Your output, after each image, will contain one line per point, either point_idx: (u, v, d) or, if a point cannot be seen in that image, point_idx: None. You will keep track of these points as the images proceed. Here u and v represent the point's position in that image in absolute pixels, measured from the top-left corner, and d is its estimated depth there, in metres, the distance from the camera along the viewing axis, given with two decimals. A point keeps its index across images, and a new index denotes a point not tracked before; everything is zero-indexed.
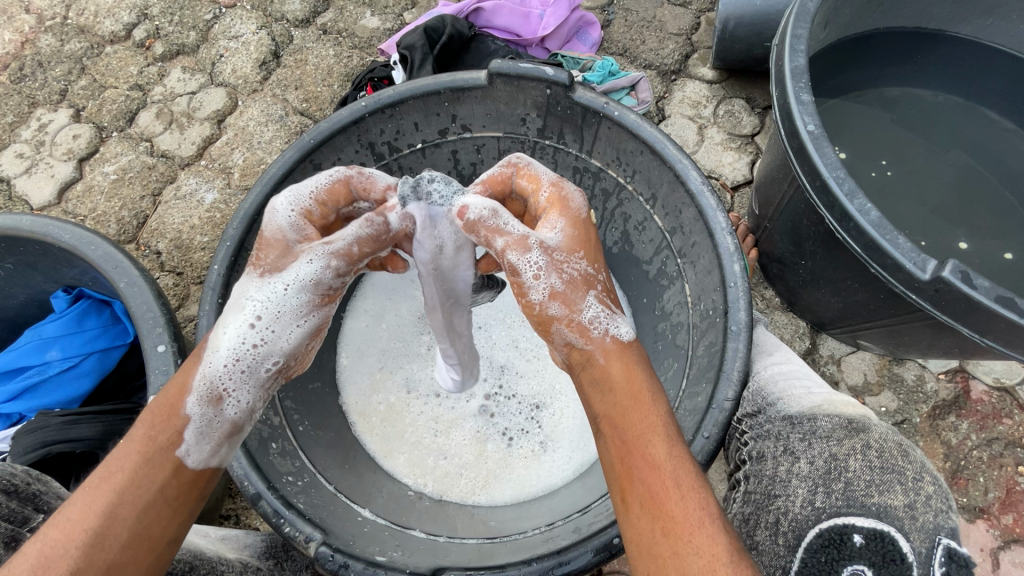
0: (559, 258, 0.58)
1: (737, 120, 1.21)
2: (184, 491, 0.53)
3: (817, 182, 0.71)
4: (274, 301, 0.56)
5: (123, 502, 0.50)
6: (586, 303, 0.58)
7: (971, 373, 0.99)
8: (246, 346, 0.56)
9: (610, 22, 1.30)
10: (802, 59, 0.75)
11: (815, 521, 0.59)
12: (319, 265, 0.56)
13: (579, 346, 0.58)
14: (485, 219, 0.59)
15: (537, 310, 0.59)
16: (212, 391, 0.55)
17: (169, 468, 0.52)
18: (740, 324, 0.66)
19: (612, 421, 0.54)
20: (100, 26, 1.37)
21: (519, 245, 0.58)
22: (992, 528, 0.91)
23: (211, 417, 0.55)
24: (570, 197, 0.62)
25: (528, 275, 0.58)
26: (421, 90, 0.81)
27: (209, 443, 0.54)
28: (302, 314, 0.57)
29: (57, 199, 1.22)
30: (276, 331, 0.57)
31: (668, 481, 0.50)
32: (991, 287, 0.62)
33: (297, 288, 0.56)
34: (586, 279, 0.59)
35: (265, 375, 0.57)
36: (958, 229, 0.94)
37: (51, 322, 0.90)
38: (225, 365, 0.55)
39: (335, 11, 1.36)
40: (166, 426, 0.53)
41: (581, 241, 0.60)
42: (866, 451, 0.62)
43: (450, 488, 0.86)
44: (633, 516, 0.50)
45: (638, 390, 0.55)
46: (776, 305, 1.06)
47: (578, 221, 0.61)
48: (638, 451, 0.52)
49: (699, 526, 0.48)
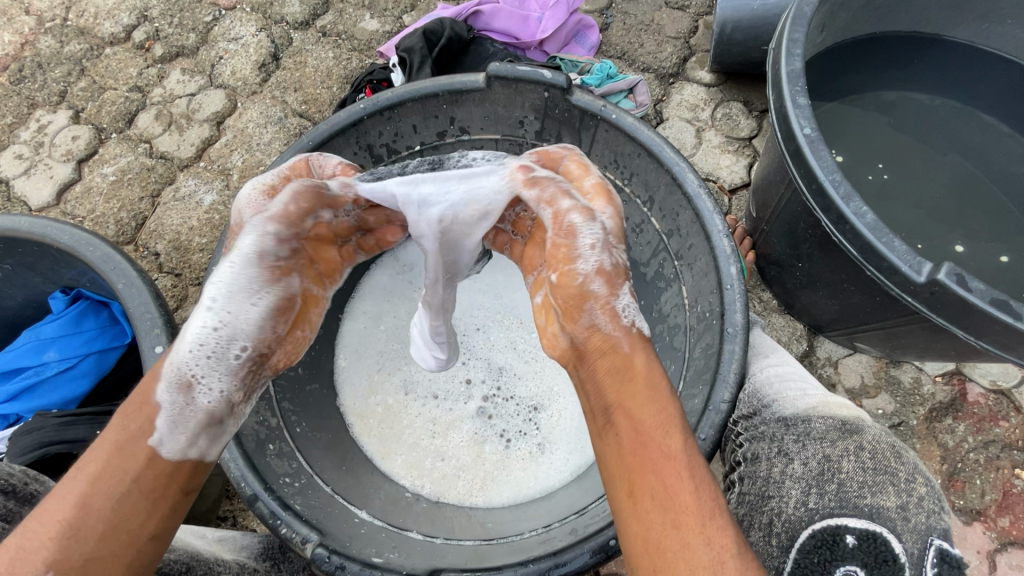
0: (612, 242, 0.59)
1: (735, 122, 1.21)
2: (160, 484, 0.50)
3: (813, 185, 0.71)
4: (223, 279, 0.53)
5: (97, 493, 0.48)
6: (622, 290, 0.58)
7: (967, 376, 1.00)
8: (207, 330, 0.52)
9: (609, 25, 1.30)
10: (799, 62, 0.75)
11: (808, 522, 0.60)
12: (256, 236, 0.54)
13: (606, 331, 0.56)
14: (555, 182, 0.61)
15: (579, 283, 0.57)
16: (181, 377, 0.52)
17: (142, 458, 0.50)
18: (737, 326, 0.66)
19: (624, 410, 0.53)
20: (100, 28, 1.37)
21: (586, 211, 0.59)
22: (989, 530, 0.91)
23: (181, 405, 0.52)
24: (617, 193, 0.64)
25: (585, 241, 0.57)
26: (419, 92, 0.81)
27: (182, 432, 0.51)
28: (256, 288, 0.54)
29: (56, 200, 1.23)
30: (234, 313, 0.53)
31: (679, 473, 0.49)
32: (986, 289, 0.62)
33: (242, 264, 0.54)
34: (625, 269, 0.59)
35: (236, 364, 0.54)
36: (955, 232, 0.94)
37: (49, 323, 0.90)
38: (189, 351, 0.52)
39: (335, 14, 1.37)
40: (138, 414, 0.51)
41: (626, 234, 0.61)
42: (859, 452, 0.62)
43: (448, 490, 0.86)
44: (641, 509, 0.49)
45: (648, 378, 0.54)
46: (773, 307, 1.07)
47: (626, 214, 0.62)
48: (648, 442, 0.51)
49: (710, 519, 0.48)
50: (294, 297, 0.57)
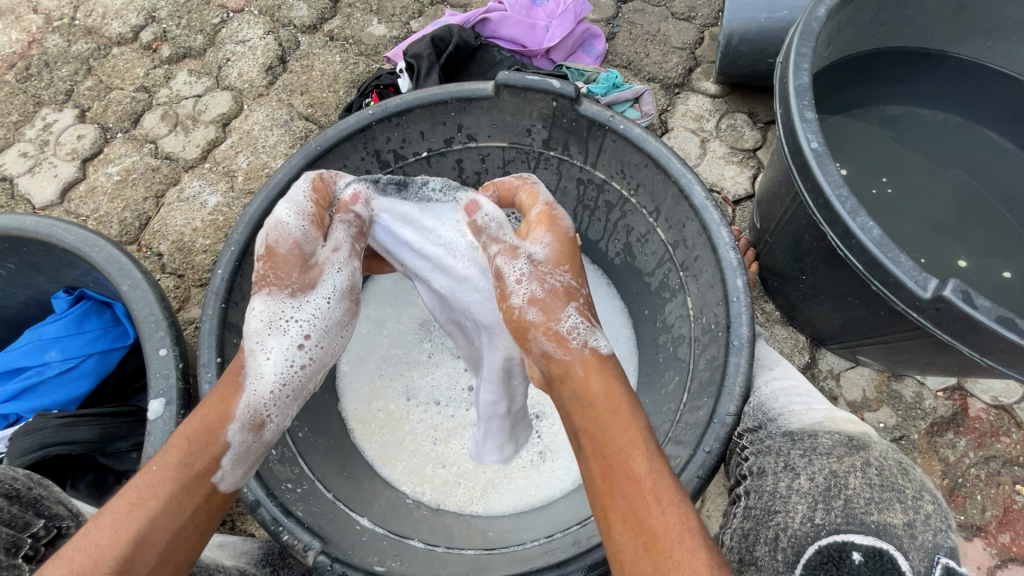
0: (544, 270, 0.63)
1: (740, 134, 1.22)
2: (210, 515, 0.57)
3: (820, 200, 0.72)
4: (325, 317, 0.64)
5: (157, 528, 0.53)
6: (565, 313, 0.61)
7: (968, 391, 1.00)
8: (291, 367, 0.63)
9: (615, 35, 1.31)
10: (806, 77, 0.76)
11: (814, 538, 0.58)
12: (348, 272, 0.66)
13: (557, 356, 0.60)
14: (490, 228, 0.69)
15: (516, 314, 0.62)
16: (255, 418, 0.60)
17: (203, 494, 0.56)
18: (743, 339, 0.66)
19: (592, 437, 0.55)
20: (108, 28, 1.38)
21: (509, 253, 0.65)
22: (990, 547, 0.91)
23: (248, 443, 0.60)
24: (559, 218, 0.68)
25: (511, 279, 0.63)
26: (428, 99, 0.82)
27: (244, 468, 0.60)
28: (343, 325, 0.66)
29: (60, 199, 1.23)
30: (323, 348, 0.65)
31: (648, 496, 0.51)
32: (991, 307, 0.62)
33: (336, 298, 0.65)
34: (568, 291, 0.62)
35: (302, 396, 0.65)
36: (958, 247, 0.94)
37: (52, 323, 0.90)
38: (270, 392, 0.61)
39: (342, 19, 1.37)
40: (204, 451, 0.57)
41: (566, 255, 0.64)
42: (866, 469, 0.62)
43: (448, 496, 0.86)
44: (615, 531, 0.51)
45: (618, 404, 0.56)
46: (776, 319, 1.07)
47: (565, 237, 0.66)
48: (619, 467, 0.53)
49: (679, 541, 0.49)
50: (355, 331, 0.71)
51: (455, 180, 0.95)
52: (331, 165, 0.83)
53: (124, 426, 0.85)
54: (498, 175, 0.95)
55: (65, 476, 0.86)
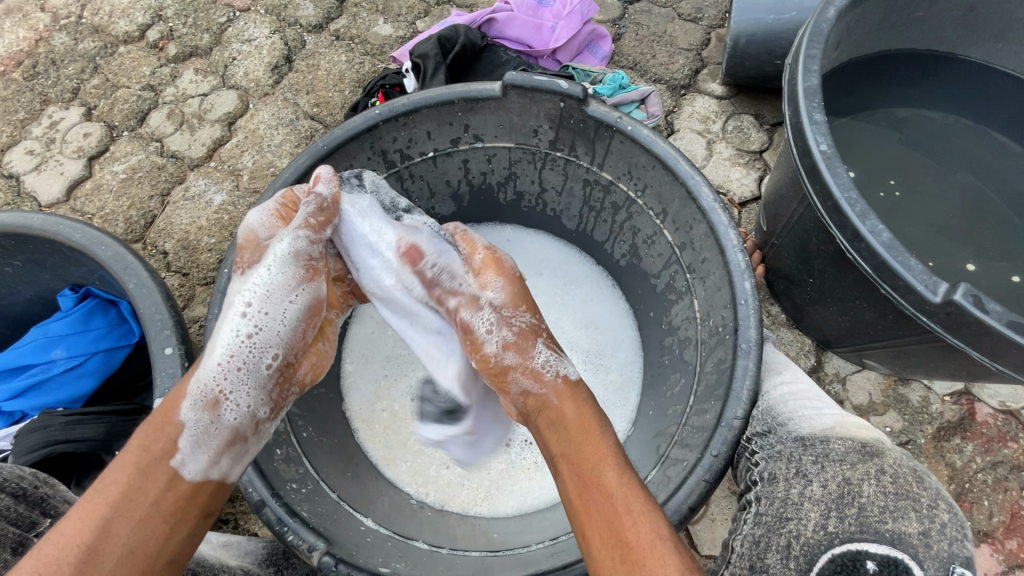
0: (507, 312, 0.66)
1: (746, 135, 1.21)
2: (179, 505, 0.52)
3: (829, 203, 0.71)
4: (264, 282, 0.61)
5: (118, 516, 0.49)
6: (537, 351, 0.65)
7: (976, 396, 0.99)
8: (240, 339, 0.59)
9: (621, 36, 1.31)
10: (816, 79, 0.75)
11: (827, 546, 0.58)
12: (291, 240, 0.64)
13: (534, 392, 0.63)
14: (440, 278, 0.68)
15: (493, 361, 0.65)
16: (207, 394, 0.57)
17: (164, 479, 0.52)
18: (750, 342, 0.66)
19: (569, 459, 0.56)
20: (114, 26, 1.38)
21: (471, 303, 0.66)
22: (996, 553, 0.91)
23: (206, 423, 0.56)
24: (502, 260, 0.70)
25: (481, 329, 0.65)
26: (435, 99, 0.81)
27: (204, 452, 0.55)
28: (292, 289, 0.62)
29: (65, 197, 1.23)
30: (270, 314, 0.60)
31: (621, 508, 0.52)
32: (1002, 312, 0.61)
33: (279, 263, 0.62)
34: (533, 329, 0.66)
35: (266, 373, 0.60)
36: (965, 250, 0.94)
37: (58, 320, 0.90)
38: (220, 366, 0.58)
39: (348, 18, 1.37)
40: (161, 432, 0.54)
41: (521, 296, 0.67)
42: (880, 476, 0.61)
43: (452, 497, 0.86)
44: (593, 548, 0.51)
45: (589, 425, 0.59)
46: (782, 322, 1.07)
47: (512, 279, 0.68)
48: (593, 481, 0.54)
49: (652, 549, 0.49)
50: (321, 301, 0.65)
51: (461, 181, 0.95)
52: (338, 165, 0.83)
53: (128, 425, 0.85)
54: (504, 176, 0.95)
55: (69, 473, 0.86)
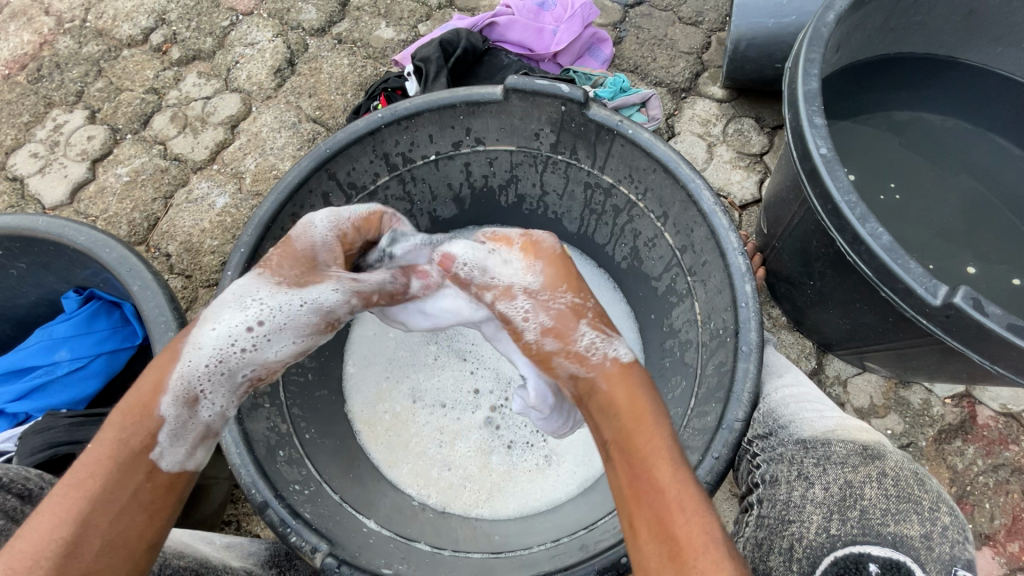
0: (545, 297, 0.68)
1: (746, 138, 1.22)
2: (158, 494, 0.54)
3: (828, 206, 0.72)
4: (284, 313, 0.61)
5: (96, 509, 0.50)
6: (579, 332, 0.66)
7: (977, 399, 0.99)
8: (236, 350, 0.59)
9: (622, 39, 1.31)
10: (815, 82, 0.76)
11: (829, 549, 0.59)
12: (341, 295, 0.64)
13: (582, 375, 0.64)
14: (474, 277, 0.71)
15: (535, 347, 0.68)
16: (190, 391, 0.57)
17: (142, 472, 0.53)
18: (751, 345, 0.66)
19: (621, 446, 0.56)
20: (118, 30, 1.39)
21: (506, 294, 0.69)
22: (998, 556, 0.91)
23: (184, 418, 0.57)
24: (540, 242, 0.72)
25: (517, 318, 0.68)
26: (436, 103, 0.82)
27: (182, 445, 0.56)
28: (301, 333, 0.62)
29: (69, 199, 1.23)
30: (271, 341, 0.60)
31: (673, 504, 0.50)
32: (1002, 314, 0.62)
33: (309, 307, 0.62)
34: (575, 309, 0.67)
35: (240, 383, 0.60)
36: (966, 253, 0.94)
37: (62, 322, 0.91)
38: (207, 366, 0.57)
39: (350, 22, 1.38)
40: (138, 426, 0.54)
41: (560, 277, 0.69)
42: (881, 479, 0.62)
43: (453, 499, 0.86)
44: (640, 540, 0.50)
45: (642, 412, 0.58)
46: (782, 324, 1.07)
47: (553, 258, 0.70)
48: (644, 474, 0.53)
49: (703, 550, 0.47)
50: (313, 348, 0.64)
51: (463, 184, 0.96)
52: (340, 168, 0.83)
53: None
54: (506, 178, 0.95)
55: None
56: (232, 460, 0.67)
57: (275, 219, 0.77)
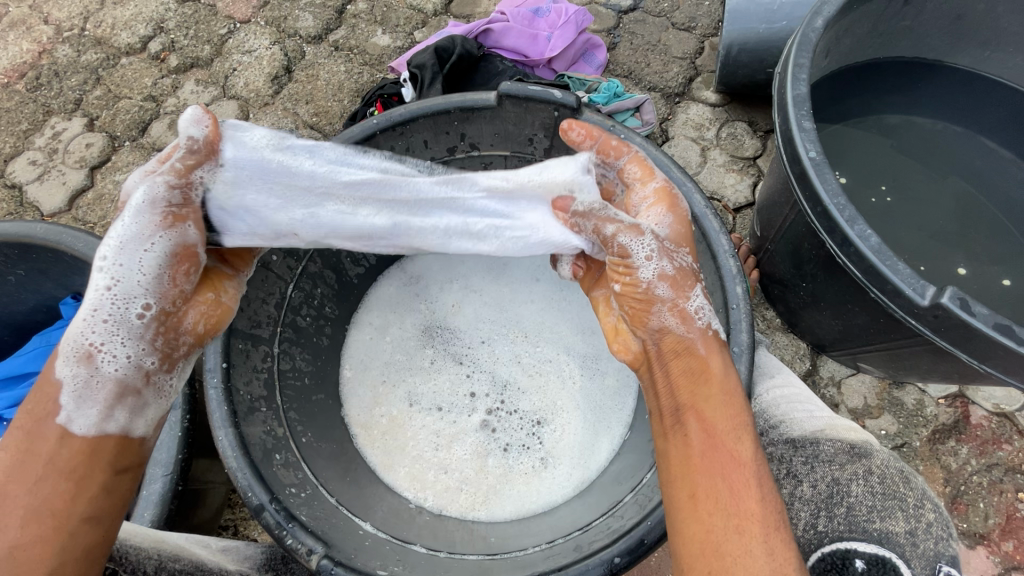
0: (670, 247, 0.60)
1: (739, 142, 1.23)
2: (78, 460, 0.51)
3: (818, 208, 0.72)
4: (116, 233, 0.54)
5: (10, 480, 0.49)
6: (694, 293, 0.60)
7: (970, 399, 1.00)
8: (103, 293, 0.54)
9: (616, 45, 1.33)
10: (804, 87, 0.76)
11: (817, 545, 0.60)
12: (145, 187, 0.55)
13: (678, 333, 0.58)
14: (595, 209, 0.62)
15: (644, 289, 0.59)
16: (80, 347, 0.53)
17: (53, 438, 0.51)
18: (742, 346, 0.67)
19: (700, 414, 0.54)
20: (117, 38, 1.40)
21: (633, 229, 0.59)
22: (992, 555, 0.91)
23: (86, 377, 0.53)
24: (678, 198, 0.64)
25: (640, 256, 0.59)
26: (431, 109, 0.83)
27: (92, 406, 0.52)
28: (146, 240, 0.54)
29: (68, 206, 1.24)
30: (124, 264, 0.54)
31: (751, 480, 0.51)
32: (989, 315, 0.62)
33: (128, 213, 0.54)
34: (691, 273, 0.60)
35: (136, 323, 0.54)
36: (957, 254, 0.95)
37: (59, 328, 0.91)
38: (87, 321, 0.53)
39: (347, 29, 1.39)
40: (41, 394, 0.52)
41: (686, 238, 0.62)
42: (868, 477, 0.63)
43: (450, 502, 0.86)
44: (704, 511, 0.51)
45: (730, 387, 0.56)
46: (776, 326, 1.08)
47: (685, 221, 0.63)
48: (725, 446, 0.52)
49: (774, 528, 0.49)
50: (192, 247, 0.57)
51: None
52: None
53: None
54: None
55: None
56: (228, 463, 0.68)
57: None
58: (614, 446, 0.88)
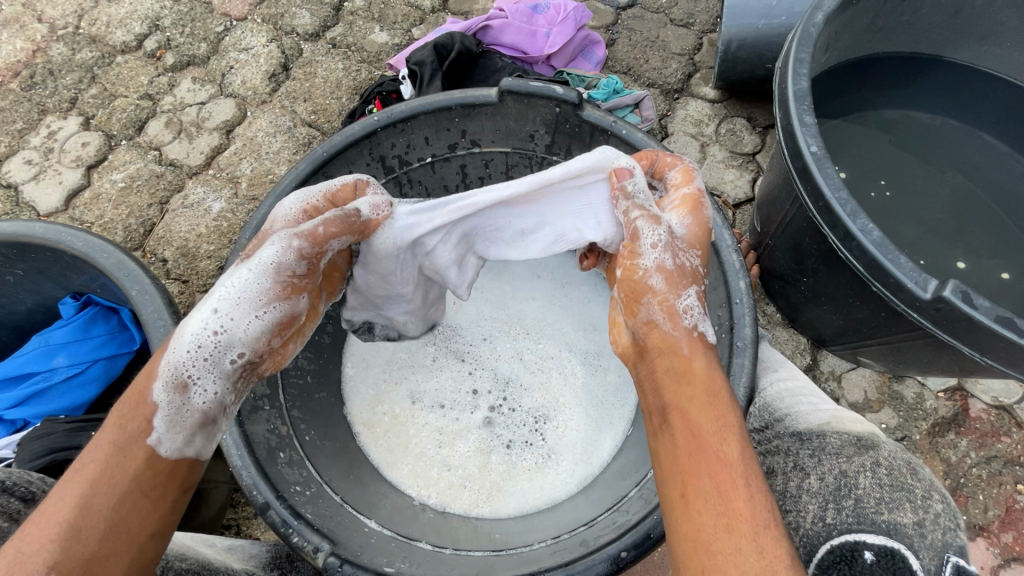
0: (681, 246, 0.61)
1: (739, 138, 1.23)
2: (158, 479, 0.52)
3: (820, 203, 0.73)
4: (238, 286, 0.57)
5: (97, 492, 0.49)
6: (686, 292, 0.59)
7: (969, 392, 1.01)
8: (208, 333, 0.56)
9: (614, 41, 1.33)
10: (806, 82, 0.77)
11: (826, 537, 0.60)
12: (280, 249, 0.58)
13: (664, 328, 0.59)
14: (626, 194, 0.66)
15: (638, 274, 0.61)
16: (177, 377, 0.54)
17: (141, 457, 0.51)
18: (746, 340, 0.67)
19: (684, 413, 0.54)
20: (112, 36, 1.39)
21: (651, 218, 0.62)
22: (992, 546, 0.92)
23: (179, 405, 0.54)
24: (705, 205, 0.65)
25: (646, 242, 0.61)
26: (432, 106, 0.83)
27: (179, 432, 0.54)
28: (263, 305, 0.57)
29: (65, 206, 1.23)
30: (237, 318, 0.56)
31: (738, 480, 0.50)
32: (991, 307, 0.63)
33: (259, 272, 0.58)
34: (693, 273, 0.61)
35: (230, 366, 0.57)
36: (957, 248, 0.95)
37: (59, 328, 0.90)
38: (188, 352, 0.55)
39: (344, 26, 1.39)
40: (135, 413, 0.53)
41: (701, 241, 0.63)
42: (875, 468, 0.63)
43: (454, 499, 0.86)
44: (694, 510, 0.50)
45: (715, 388, 0.55)
46: (777, 321, 1.08)
47: (704, 224, 0.64)
48: (710, 446, 0.51)
49: (765, 528, 0.48)
50: (297, 318, 0.60)
51: (458, 185, 0.97)
52: (337, 171, 0.83)
53: None
54: (501, 180, 0.96)
55: None
56: (233, 462, 0.67)
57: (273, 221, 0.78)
58: (617, 442, 0.88)
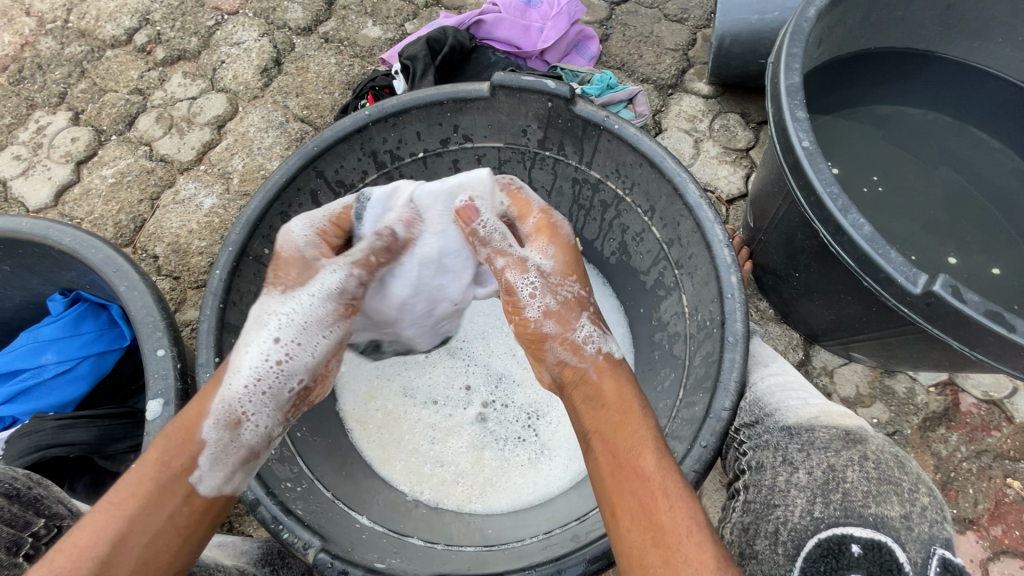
0: (554, 281, 0.65)
1: (733, 134, 1.23)
2: (194, 519, 0.53)
3: (812, 198, 0.73)
4: (301, 312, 0.61)
5: (134, 529, 0.50)
6: (580, 322, 0.64)
7: (960, 386, 1.01)
8: (266, 364, 0.59)
9: (608, 36, 1.32)
10: (798, 76, 0.77)
11: (814, 531, 0.60)
12: (343, 274, 0.64)
13: (572, 364, 0.62)
14: (493, 239, 0.68)
15: (532, 327, 0.64)
16: (230, 413, 0.57)
17: (181, 494, 0.53)
18: (737, 335, 0.67)
19: (603, 437, 0.56)
20: (101, 30, 1.38)
21: (518, 264, 0.65)
22: (981, 540, 0.92)
23: (225, 442, 0.56)
24: (557, 225, 0.69)
25: (524, 292, 0.64)
26: (423, 100, 0.82)
27: (221, 469, 0.56)
28: (326, 326, 0.62)
29: (54, 201, 1.22)
30: (300, 343, 0.60)
31: (656, 491, 0.52)
32: (980, 302, 0.63)
33: (321, 297, 0.62)
34: (579, 301, 0.65)
35: (285, 396, 0.60)
36: (947, 244, 0.96)
37: (48, 324, 0.90)
38: (244, 387, 0.58)
39: (337, 21, 1.38)
40: (180, 448, 0.54)
41: (572, 265, 0.67)
42: (863, 462, 0.64)
43: (447, 496, 0.86)
44: (623, 528, 0.52)
45: (629, 405, 0.58)
46: (770, 317, 1.08)
47: (566, 247, 0.68)
48: (628, 463, 0.54)
49: (687, 535, 0.50)
50: (349, 337, 0.65)
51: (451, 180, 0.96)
52: (328, 166, 0.83)
53: (121, 428, 0.86)
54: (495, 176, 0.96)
55: (62, 478, 0.86)
56: None
57: (263, 217, 0.77)
58: None
